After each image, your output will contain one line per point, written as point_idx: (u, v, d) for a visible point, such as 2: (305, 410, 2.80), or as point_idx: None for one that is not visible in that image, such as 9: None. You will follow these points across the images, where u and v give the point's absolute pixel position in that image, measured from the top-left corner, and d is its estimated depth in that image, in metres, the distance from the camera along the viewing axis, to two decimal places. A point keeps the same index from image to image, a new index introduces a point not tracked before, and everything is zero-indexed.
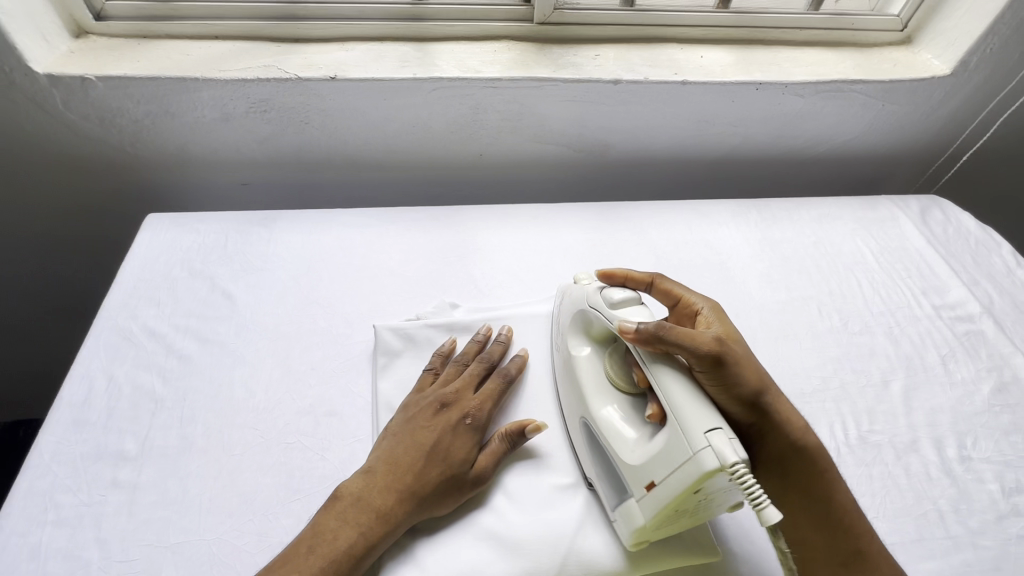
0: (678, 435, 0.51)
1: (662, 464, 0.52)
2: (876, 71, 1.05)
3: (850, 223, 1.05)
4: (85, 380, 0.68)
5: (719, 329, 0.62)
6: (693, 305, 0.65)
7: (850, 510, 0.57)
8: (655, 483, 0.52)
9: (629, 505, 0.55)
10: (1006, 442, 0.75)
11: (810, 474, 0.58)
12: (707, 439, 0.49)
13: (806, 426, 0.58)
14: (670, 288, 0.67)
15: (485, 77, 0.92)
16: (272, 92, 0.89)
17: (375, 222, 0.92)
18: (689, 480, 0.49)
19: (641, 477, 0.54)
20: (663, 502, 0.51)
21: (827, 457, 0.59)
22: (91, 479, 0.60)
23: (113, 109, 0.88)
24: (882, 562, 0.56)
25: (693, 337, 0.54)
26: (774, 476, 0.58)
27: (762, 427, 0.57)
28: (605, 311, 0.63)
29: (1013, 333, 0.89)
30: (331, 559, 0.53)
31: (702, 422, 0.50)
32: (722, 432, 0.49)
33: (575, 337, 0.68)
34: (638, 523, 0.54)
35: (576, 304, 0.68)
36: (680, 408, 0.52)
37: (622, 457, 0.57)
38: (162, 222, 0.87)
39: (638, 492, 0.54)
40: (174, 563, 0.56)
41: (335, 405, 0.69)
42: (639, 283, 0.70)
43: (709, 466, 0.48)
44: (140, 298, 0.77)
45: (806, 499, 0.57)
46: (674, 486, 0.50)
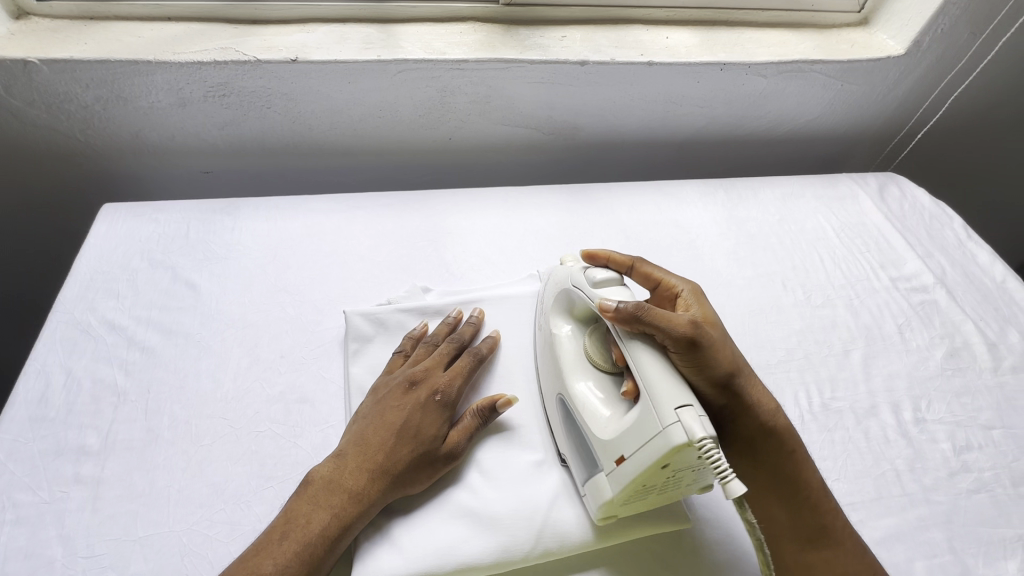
0: (649, 411, 0.52)
1: (632, 438, 0.53)
2: (835, 52, 1.08)
3: (812, 200, 1.08)
4: (41, 375, 0.66)
5: (698, 313, 0.62)
6: (674, 288, 0.65)
7: (818, 489, 0.58)
8: (625, 458, 0.53)
9: (599, 478, 0.57)
10: (957, 404, 0.79)
11: (779, 454, 0.58)
12: (676, 416, 0.50)
13: (777, 406, 0.59)
14: (650, 271, 0.67)
15: (450, 59, 0.91)
16: (230, 75, 0.86)
17: (344, 208, 0.90)
18: (656, 455, 0.50)
19: (612, 451, 0.55)
20: (631, 477, 0.52)
21: (795, 436, 0.59)
22: (52, 475, 0.58)
23: (59, 94, 0.84)
24: (847, 538, 0.57)
25: (669, 319, 0.55)
26: (745, 456, 0.59)
27: (733, 408, 0.58)
28: (586, 290, 0.63)
29: (964, 301, 0.93)
30: (305, 542, 0.52)
31: (672, 399, 0.51)
32: (692, 409, 0.50)
33: (557, 315, 0.68)
34: (606, 496, 0.55)
35: (561, 284, 0.68)
36: (654, 384, 0.52)
37: (596, 433, 0.57)
38: (119, 212, 0.84)
39: (609, 466, 0.55)
40: (144, 556, 0.55)
41: (307, 391, 0.68)
42: (619, 265, 0.69)
43: (677, 441, 0.48)
44: (98, 290, 0.75)
45: (774, 479, 0.58)
46: (641, 460, 0.51)
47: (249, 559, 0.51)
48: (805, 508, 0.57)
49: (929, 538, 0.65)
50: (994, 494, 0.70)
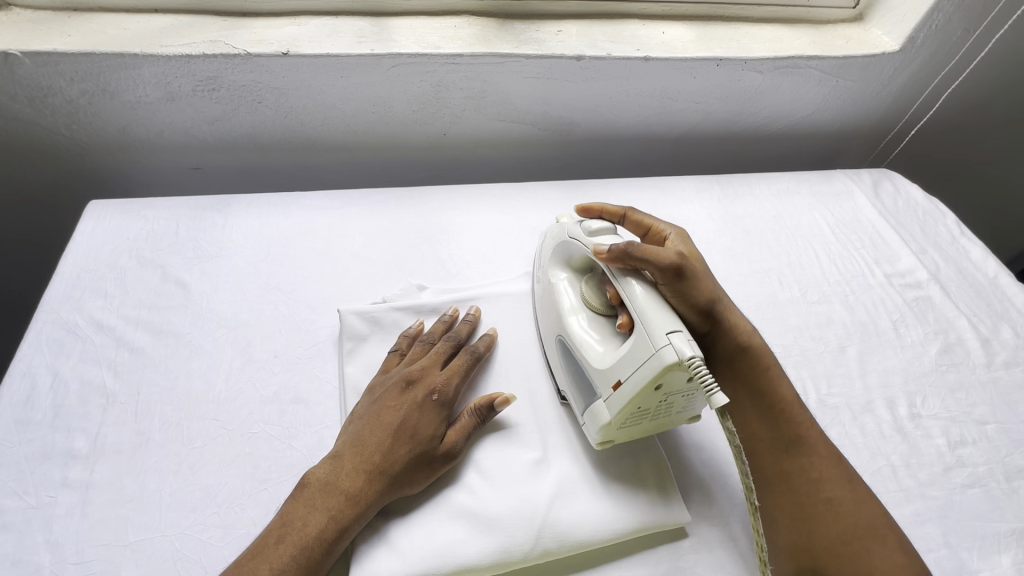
0: (643, 337, 0.54)
1: (629, 363, 0.55)
2: (830, 47, 1.08)
3: (807, 197, 1.08)
4: (27, 377, 0.64)
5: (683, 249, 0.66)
6: (663, 233, 0.69)
7: (792, 403, 0.61)
8: (621, 382, 0.55)
9: (597, 405, 0.58)
10: (951, 399, 0.79)
11: (759, 374, 0.62)
12: (667, 338, 0.53)
13: (753, 329, 0.64)
14: (641, 219, 0.70)
15: (445, 53, 0.89)
16: (219, 69, 0.84)
17: (337, 206, 0.89)
18: (650, 375, 0.52)
19: (609, 378, 0.57)
20: (627, 397, 0.54)
21: (771, 356, 0.63)
22: (39, 480, 0.57)
23: (43, 88, 0.82)
24: (820, 447, 0.59)
25: (658, 253, 0.58)
26: (728, 380, 0.63)
27: (714, 333, 0.62)
28: (581, 239, 0.65)
29: (957, 297, 0.94)
30: (302, 545, 0.52)
31: (664, 325, 0.53)
32: (682, 334, 0.53)
33: (554, 265, 0.70)
34: (603, 421, 0.57)
35: (556, 238, 0.70)
36: (646, 313, 0.55)
37: (594, 363, 0.59)
38: (106, 209, 0.82)
39: (605, 393, 0.57)
40: (135, 562, 0.53)
41: (301, 391, 0.67)
42: (613, 216, 0.72)
43: (669, 359, 0.51)
44: (85, 290, 0.73)
45: (754, 397, 0.61)
46: (637, 381, 0.53)
47: (245, 564, 0.50)
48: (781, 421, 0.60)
49: (924, 533, 0.65)
50: (989, 489, 0.70)
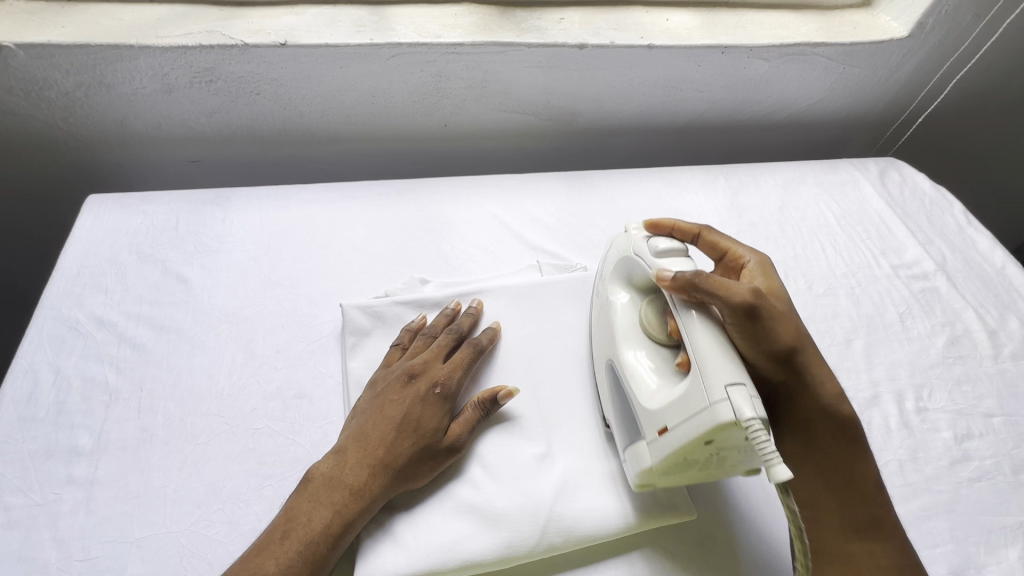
0: (698, 385, 0.51)
1: (677, 410, 0.52)
2: (837, 34, 1.06)
3: (813, 187, 1.07)
4: (29, 374, 0.64)
5: (762, 283, 0.60)
6: (741, 258, 0.64)
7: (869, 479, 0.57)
8: (667, 428, 0.52)
9: (641, 446, 0.56)
10: (958, 392, 0.79)
11: (837, 440, 0.57)
12: (726, 392, 0.48)
13: (840, 392, 0.58)
14: (716, 241, 0.65)
15: (445, 42, 0.88)
16: (216, 60, 0.82)
17: (339, 199, 0.88)
18: (700, 429, 0.49)
19: (655, 421, 0.54)
20: (672, 447, 0.52)
21: (857, 425, 0.58)
22: (44, 477, 0.57)
23: (39, 80, 0.80)
24: (892, 532, 0.55)
25: (731, 289, 0.53)
26: (798, 440, 0.57)
27: (794, 387, 0.57)
28: (646, 259, 0.61)
29: (965, 289, 0.93)
30: (306, 541, 0.52)
31: (723, 376, 0.49)
32: (743, 389, 0.48)
33: (616, 283, 0.67)
34: (646, 464, 0.55)
35: (621, 252, 0.66)
36: (703, 358, 0.51)
37: (642, 402, 0.56)
38: (104, 204, 0.81)
39: (650, 435, 0.55)
40: (141, 558, 0.54)
41: (304, 387, 0.67)
42: (686, 234, 0.67)
43: (724, 417, 0.47)
44: (86, 286, 0.72)
45: (826, 469, 0.57)
46: (685, 433, 0.50)
47: (250, 560, 0.50)
48: (852, 498, 0.56)
49: (931, 527, 0.65)
50: (995, 482, 0.70)
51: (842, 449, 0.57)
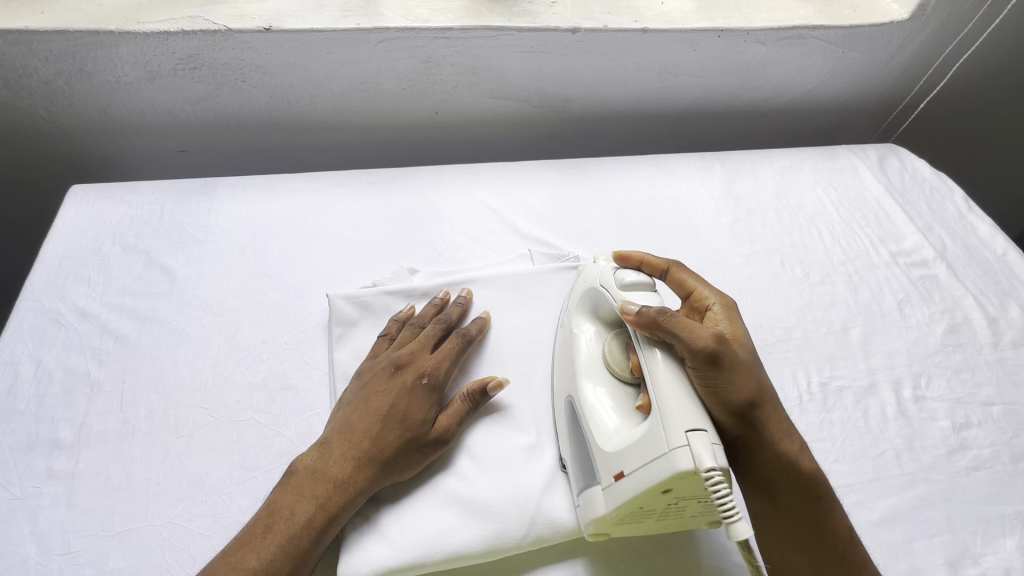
0: (658, 429, 0.49)
1: (635, 455, 0.50)
2: (836, 17, 1.03)
3: (811, 173, 1.05)
4: (10, 366, 0.63)
5: (726, 329, 0.58)
6: (704, 300, 0.62)
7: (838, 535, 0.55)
8: (624, 474, 0.51)
9: (594, 491, 0.54)
10: (956, 380, 0.77)
11: (803, 498, 0.55)
12: (686, 439, 0.47)
13: (804, 448, 0.56)
14: (684, 278, 0.64)
15: (434, 27, 0.86)
16: (200, 46, 0.80)
17: (327, 187, 0.86)
18: (658, 477, 0.47)
19: (611, 466, 0.52)
20: (627, 495, 0.50)
21: (824, 483, 0.55)
22: (24, 471, 0.56)
23: (18, 68, 0.79)
24: None
25: (693, 331, 0.52)
26: (760, 495, 0.56)
27: (752, 442, 0.55)
28: (613, 291, 0.60)
29: (965, 276, 0.92)
30: (289, 535, 0.51)
31: (684, 422, 0.48)
32: (703, 435, 0.47)
33: (580, 313, 0.65)
34: (600, 512, 0.53)
35: (590, 280, 0.65)
36: (665, 400, 0.50)
37: (598, 442, 0.55)
38: (87, 194, 0.80)
39: (605, 480, 0.53)
40: (122, 551, 0.53)
41: (290, 378, 0.66)
42: (653, 269, 0.66)
43: (682, 465, 0.46)
44: (68, 277, 0.71)
45: (792, 525, 0.55)
46: (641, 479, 0.49)
47: (232, 553, 0.49)
48: (823, 558, 0.54)
49: (928, 517, 0.64)
50: (993, 471, 0.69)
51: (809, 508, 0.55)
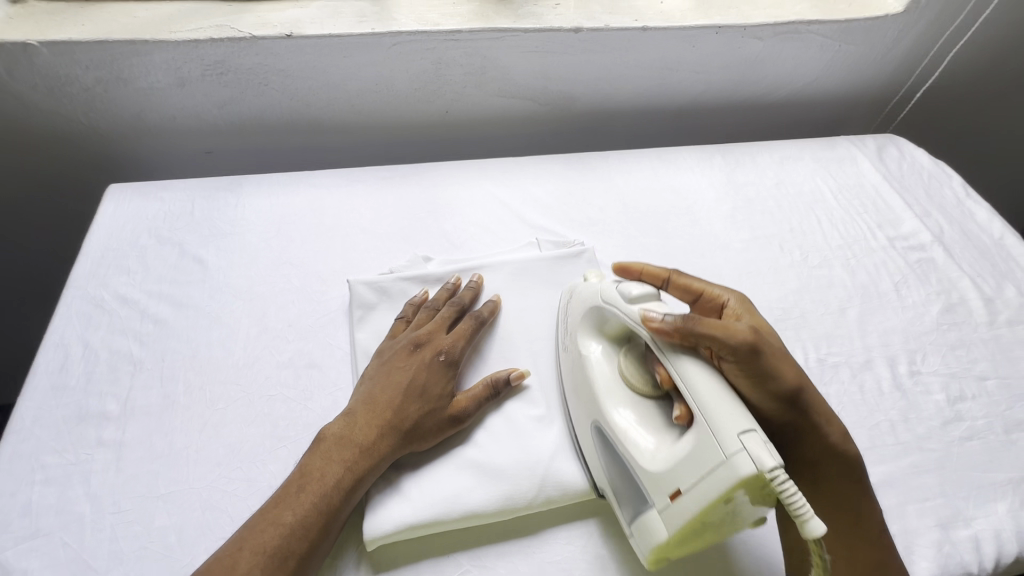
0: (709, 439, 0.49)
1: (689, 471, 0.49)
2: (832, 11, 1.07)
3: (810, 163, 1.08)
4: (60, 347, 0.68)
5: (751, 323, 0.60)
6: (719, 298, 0.63)
7: (871, 519, 0.57)
8: (681, 492, 0.50)
9: (650, 515, 0.53)
10: (951, 356, 0.80)
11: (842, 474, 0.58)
12: (741, 443, 0.46)
13: (840, 425, 0.59)
14: (689, 283, 0.64)
15: (444, 30, 0.91)
16: (226, 52, 0.86)
17: (345, 183, 0.92)
18: (720, 489, 0.47)
19: (665, 486, 0.51)
20: (690, 512, 0.49)
21: (855, 461, 0.59)
22: (76, 439, 0.61)
23: (60, 77, 0.85)
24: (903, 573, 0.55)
25: (728, 332, 0.53)
26: (799, 472, 0.59)
27: (797, 426, 0.57)
28: (620, 308, 0.60)
29: (962, 258, 0.94)
30: (321, 493, 0.55)
31: (735, 426, 0.48)
32: (756, 435, 0.47)
33: (586, 334, 0.65)
34: (661, 537, 0.51)
35: (588, 300, 0.66)
36: (711, 411, 0.49)
37: (644, 465, 0.54)
38: (124, 192, 0.86)
39: (661, 502, 0.52)
40: (167, 510, 0.58)
41: (315, 356, 0.71)
42: (653, 278, 0.67)
43: (745, 471, 0.45)
44: (109, 267, 0.77)
45: (836, 504, 0.57)
46: (702, 496, 0.48)
47: (270, 510, 0.54)
48: (856, 539, 0.56)
49: (921, 483, 0.67)
50: (986, 441, 0.72)
51: (843, 485, 0.58)
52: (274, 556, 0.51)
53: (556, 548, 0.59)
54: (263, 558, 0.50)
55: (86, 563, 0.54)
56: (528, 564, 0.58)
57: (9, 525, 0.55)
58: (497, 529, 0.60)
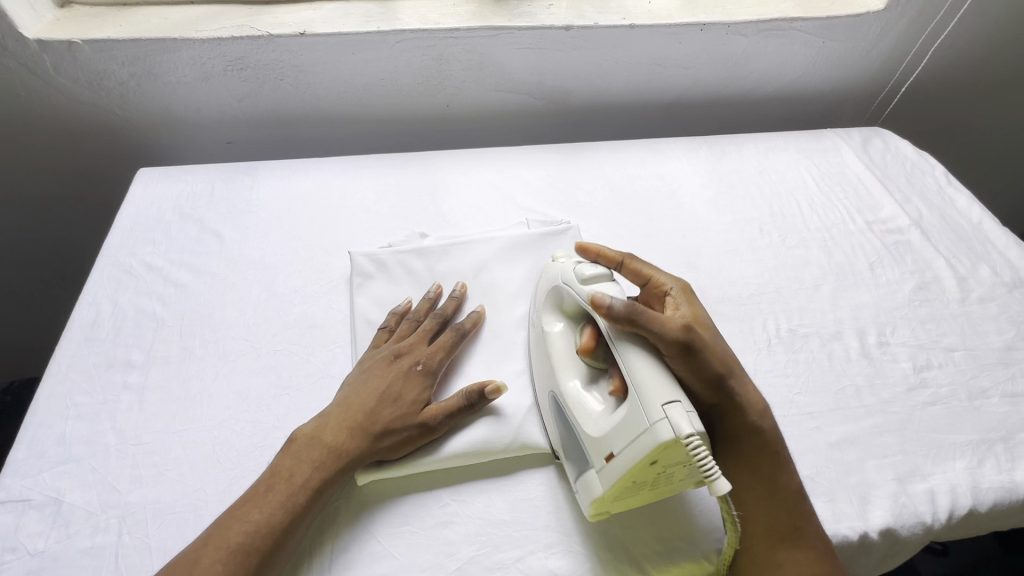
0: (638, 408, 0.54)
1: (622, 436, 0.54)
2: (815, 9, 1.12)
3: (794, 153, 1.12)
4: (93, 305, 0.76)
5: (688, 311, 0.65)
6: (662, 286, 0.68)
7: (798, 494, 0.61)
8: (614, 454, 0.55)
9: (590, 475, 0.58)
10: (921, 329, 0.84)
11: (767, 454, 0.62)
12: (663, 412, 0.51)
13: (764, 408, 0.64)
14: (640, 268, 0.69)
15: (443, 28, 0.99)
16: (246, 49, 0.95)
17: (351, 168, 0.99)
18: (645, 452, 0.52)
19: (601, 449, 0.56)
20: (621, 473, 0.54)
21: (780, 441, 0.63)
22: (104, 382, 0.69)
23: (99, 72, 0.95)
24: (822, 545, 0.59)
25: (664, 324, 0.57)
26: (724, 451, 0.63)
27: (724, 408, 0.62)
28: (575, 288, 0.64)
29: (939, 241, 0.98)
30: (288, 494, 0.57)
31: (659, 396, 0.53)
32: (679, 406, 0.52)
33: (549, 313, 0.69)
34: (597, 494, 0.57)
35: (552, 281, 0.69)
36: (642, 382, 0.54)
37: (586, 429, 0.59)
38: (153, 175, 0.95)
39: (598, 463, 0.57)
40: (182, 444, 0.65)
41: (317, 318, 0.78)
42: (609, 262, 0.71)
43: (665, 437, 0.50)
44: (138, 239, 0.85)
45: (764, 480, 0.61)
46: (629, 457, 0.53)
47: (237, 509, 0.56)
48: (781, 509, 0.60)
49: (882, 441, 0.71)
50: (949, 406, 0.75)
51: (769, 464, 0.62)
52: (235, 551, 0.53)
53: (531, 487, 0.65)
54: (224, 553, 0.53)
55: (110, 486, 0.61)
56: (503, 500, 0.63)
57: (45, 452, 0.63)
58: (477, 470, 0.66)
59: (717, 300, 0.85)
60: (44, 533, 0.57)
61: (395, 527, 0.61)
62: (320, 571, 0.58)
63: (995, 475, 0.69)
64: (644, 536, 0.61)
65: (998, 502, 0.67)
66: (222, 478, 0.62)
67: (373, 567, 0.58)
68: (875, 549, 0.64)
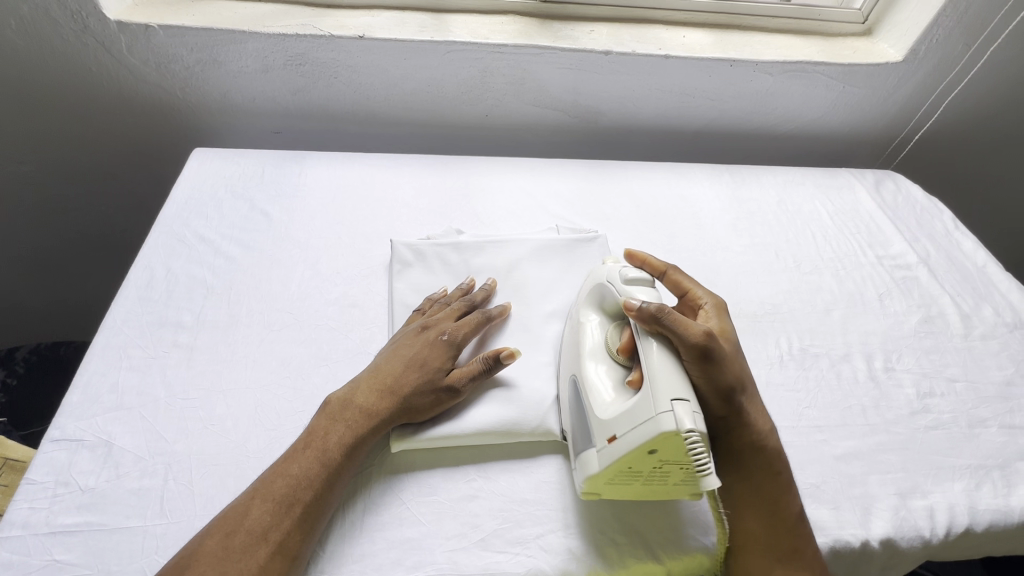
0: (647, 398, 0.57)
1: (625, 421, 0.57)
2: (838, 56, 1.19)
3: (811, 187, 1.18)
4: (147, 269, 0.81)
5: (715, 325, 0.69)
6: (698, 300, 0.73)
7: (795, 515, 0.64)
8: (616, 436, 0.58)
9: (589, 453, 0.61)
10: (924, 359, 0.88)
11: (768, 471, 0.65)
12: (671, 405, 0.54)
13: (771, 428, 0.67)
14: (680, 279, 0.74)
15: (492, 43, 1.05)
16: (306, 47, 1.02)
17: (393, 164, 1.05)
18: (645, 439, 0.55)
19: (604, 431, 0.60)
20: (618, 454, 0.57)
21: (784, 462, 0.66)
22: (157, 339, 0.73)
23: (169, 55, 1.01)
24: (812, 562, 0.62)
25: (687, 327, 0.60)
26: (728, 462, 0.66)
27: (732, 419, 0.65)
28: (618, 285, 0.68)
29: (945, 280, 1.03)
30: (323, 450, 0.61)
31: (670, 391, 0.55)
32: (686, 404, 0.54)
33: (588, 306, 0.73)
34: (591, 470, 0.60)
35: (596, 278, 0.73)
36: (656, 375, 0.57)
37: (596, 411, 0.62)
38: (207, 154, 1.00)
39: (600, 443, 0.60)
40: (226, 402, 0.68)
41: (358, 298, 0.82)
42: (654, 269, 0.77)
43: (666, 427, 0.53)
44: (192, 212, 0.90)
45: (761, 492, 0.64)
46: (629, 441, 0.56)
47: (278, 465, 0.60)
48: (778, 526, 0.63)
49: (885, 458, 0.75)
50: (949, 431, 0.79)
51: (768, 481, 0.65)
52: (281, 503, 0.56)
53: (553, 470, 0.68)
54: (270, 504, 0.56)
55: (158, 435, 0.64)
56: (526, 481, 0.67)
57: (98, 398, 0.66)
58: (503, 450, 0.69)
59: (734, 316, 0.90)
60: (95, 471, 0.61)
61: (424, 495, 0.64)
62: (353, 529, 0.61)
63: (991, 498, 0.72)
64: (659, 525, 0.64)
65: (993, 523, 0.70)
66: (263, 436, 0.66)
67: (403, 530, 0.61)
68: (874, 557, 0.68)
